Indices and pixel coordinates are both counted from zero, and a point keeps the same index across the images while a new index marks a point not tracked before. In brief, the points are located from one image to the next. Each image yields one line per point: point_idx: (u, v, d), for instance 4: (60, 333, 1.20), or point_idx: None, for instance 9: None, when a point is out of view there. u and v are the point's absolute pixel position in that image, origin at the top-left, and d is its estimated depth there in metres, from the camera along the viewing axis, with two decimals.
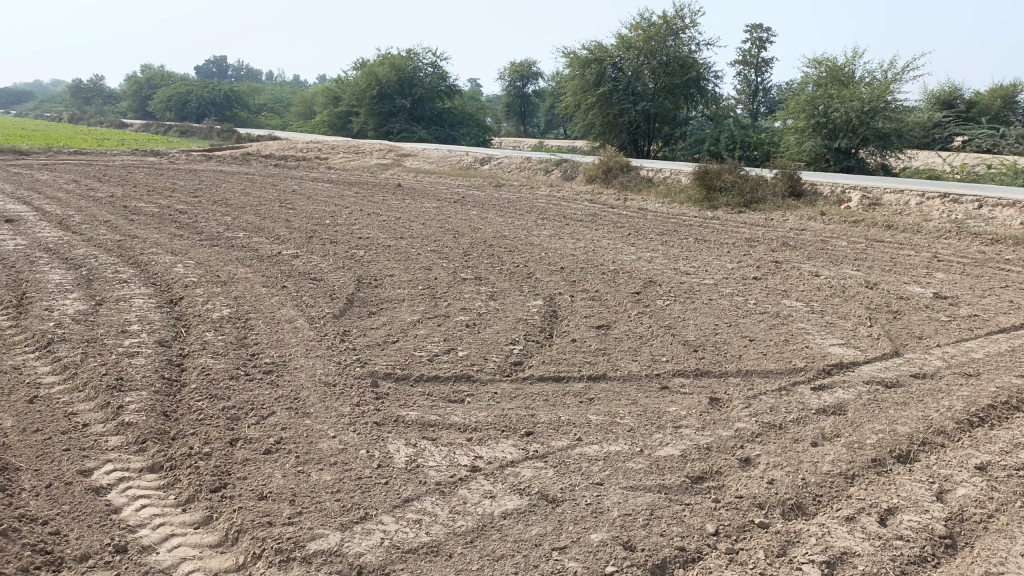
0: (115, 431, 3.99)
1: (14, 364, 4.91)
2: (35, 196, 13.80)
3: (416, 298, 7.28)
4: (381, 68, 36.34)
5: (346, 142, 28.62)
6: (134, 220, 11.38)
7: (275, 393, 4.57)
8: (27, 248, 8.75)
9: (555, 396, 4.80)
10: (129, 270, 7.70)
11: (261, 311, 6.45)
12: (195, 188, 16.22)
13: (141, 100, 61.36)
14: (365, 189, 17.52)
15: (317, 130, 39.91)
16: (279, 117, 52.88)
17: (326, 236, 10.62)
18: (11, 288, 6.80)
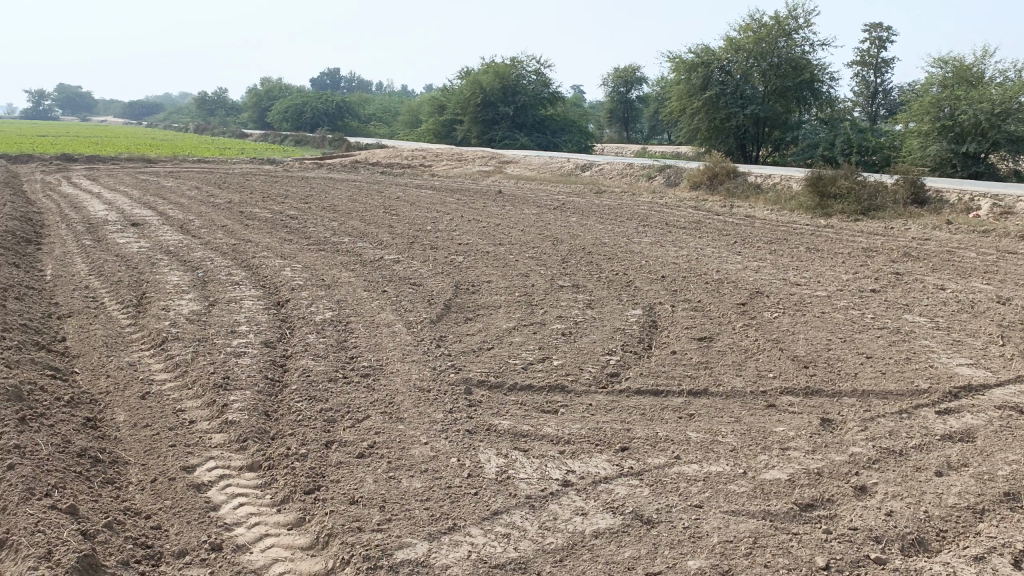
0: (218, 428, 4.13)
1: (132, 361, 5.19)
2: (162, 202, 14.74)
3: (513, 305, 7.24)
4: (485, 76, 36.84)
5: (450, 149, 29.14)
6: (249, 225, 11.93)
7: (371, 396, 4.61)
8: (151, 251, 9.32)
9: (652, 411, 4.63)
10: (241, 273, 8.05)
11: (361, 314, 6.57)
12: (306, 194, 16.90)
13: (260, 112, 64.82)
14: (467, 195, 17.75)
15: (423, 139, 40.90)
16: (387, 126, 54.59)
17: (427, 241, 10.78)
18: (134, 288, 7.23)
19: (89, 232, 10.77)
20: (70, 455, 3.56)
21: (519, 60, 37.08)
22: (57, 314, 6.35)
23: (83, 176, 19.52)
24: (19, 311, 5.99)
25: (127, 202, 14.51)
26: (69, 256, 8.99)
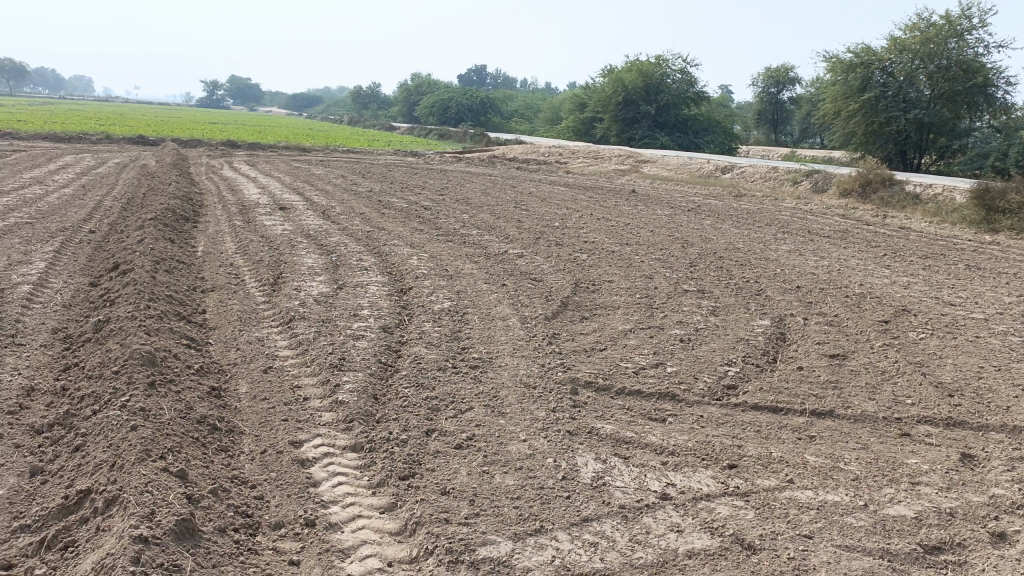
0: (329, 406, 4.27)
1: (260, 336, 5.49)
2: (309, 188, 15.61)
3: (632, 307, 7.06)
4: (629, 74, 36.38)
5: (587, 147, 29.02)
6: (384, 213, 12.38)
7: (477, 388, 4.62)
8: (293, 234, 9.87)
9: (767, 428, 4.35)
10: (370, 259, 8.35)
11: (479, 306, 6.63)
12: (443, 187, 17.34)
13: (409, 106, 67.41)
14: (600, 194, 17.60)
15: (562, 135, 41.02)
16: (528, 122, 55.19)
17: (553, 238, 10.76)
18: (272, 268, 7.67)
19: (242, 213, 11.56)
20: (191, 421, 3.80)
21: (665, 58, 36.29)
22: (202, 287, 6.85)
23: (244, 162, 21.04)
24: (169, 283, 6.51)
25: (278, 187, 15.46)
26: (221, 235, 9.68)
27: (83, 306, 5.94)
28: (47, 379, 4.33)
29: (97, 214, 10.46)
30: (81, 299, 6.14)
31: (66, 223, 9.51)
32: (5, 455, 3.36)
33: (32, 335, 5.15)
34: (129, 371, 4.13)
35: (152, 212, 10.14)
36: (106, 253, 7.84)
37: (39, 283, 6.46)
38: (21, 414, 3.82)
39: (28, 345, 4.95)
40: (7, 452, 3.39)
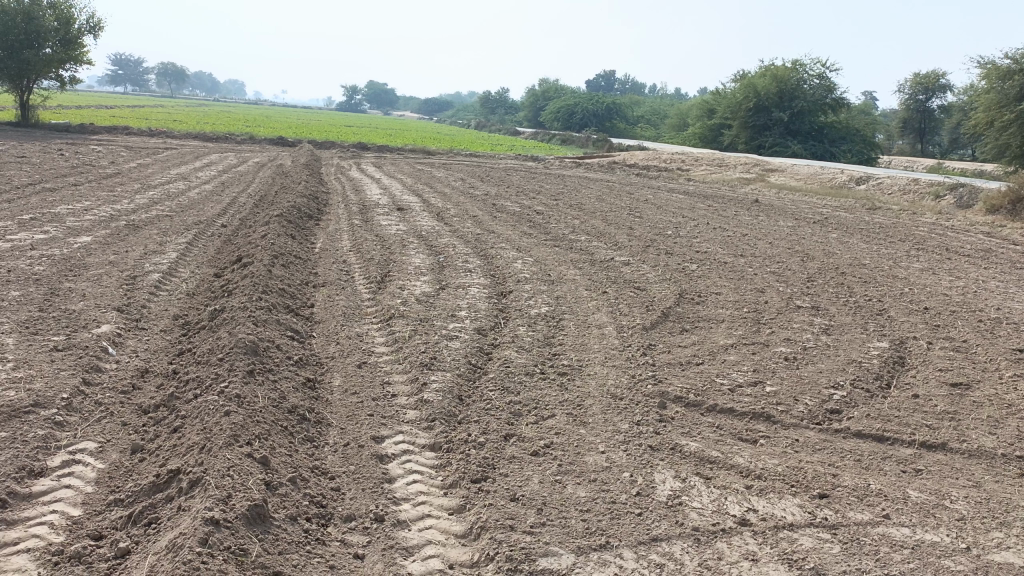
0: (414, 404, 4.35)
1: (360, 331, 5.68)
2: (428, 190, 16.05)
3: (737, 321, 6.78)
4: (762, 80, 35.09)
5: (712, 154, 28.24)
6: (496, 217, 12.55)
7: (561, 395, 4.57)
8: (406, 234, 10.16)
9: (868, 458, 4.05)
10: (475, 261, 8.47)
11: (576, 313, 6.57)
12: (559, 191, 17.36)
13: (536, 111, 68.05)
14: (720, 203, 17.06)
15: (688, 142, 40.13)
16: (654, 128, 54.38)
17: (664, 247, 10.52)
18: (380, 266, 7.93)
19: (361, 212, 12.04)
20: (281, 410, 3.98)
21: (801, 63, 34.69)
22: (313, 282, 7.18)
23: (371, 163, 21.93)
24: (282, 277, 6.87)
25: (399, 188, 15.99)
26: (339, 232, 10.12)
27: (204, 295, 6.39)
28: (161, 363, 4.73)
29: (230, 210, 11.20)
30: (204, 288, 6.60)
31: (202, 217, 10.25)
32: (113, 432, 3.71)
33: (156, 321, 5.61)
34: (231, 360, 4.41)
35: (278, 209, 10.75)
36: (232, 247, 8.39)
37: (169, 272, 7.00)
38: (133, 395, 4.20)
39: (152, 330, 5.39)
40: (115, 429, 3.74)
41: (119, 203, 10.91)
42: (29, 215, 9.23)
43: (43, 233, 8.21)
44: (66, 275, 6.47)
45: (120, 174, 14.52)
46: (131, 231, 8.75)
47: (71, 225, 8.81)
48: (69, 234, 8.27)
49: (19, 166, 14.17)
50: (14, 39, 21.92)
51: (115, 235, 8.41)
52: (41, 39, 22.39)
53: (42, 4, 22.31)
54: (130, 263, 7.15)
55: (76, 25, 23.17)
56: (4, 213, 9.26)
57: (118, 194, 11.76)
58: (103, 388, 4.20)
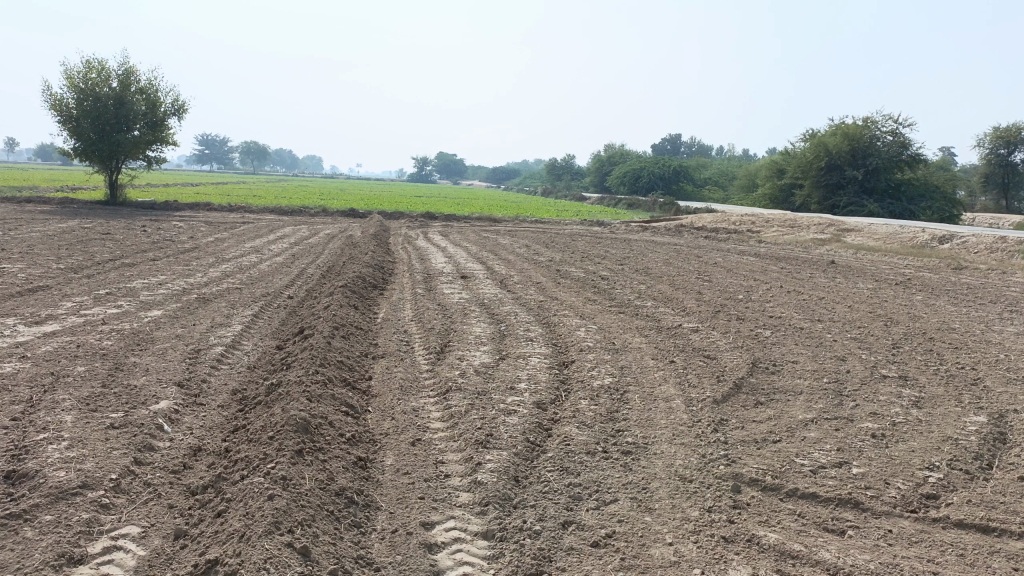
0: (468, 486, 4.11)
1: (415, 406, 5.50)
2: (493, 257, 16.08)
3: (816, 393, 6.33)
4: (833, 138, 34.42)
5: (783, 214, 27.62)
6: (561, 283, 12.39)
7: (624, 477, 4.26)
8: (468, 302, 10.10)
9: (972, 553, 3.59)
10: (537, 330, 8.28)
11: (642, 385, 6.26)
12: (625, 256, 17.13)
13: (602, 176, 68.62)
14: (794, 264, 16.52)
15: (758, 203, 39.54)
16: (723, 190, 53.92)
17: (735, 312, 10.12)
18: (440, 336, 7.81)
19: (425, 281, 12.07)
20: (328, 493, 3.80)
21: (873, 121, 33.93)
22: (373, 354, 7.10)
23: (438, 232, 22.24)
24: (341, 349, 6.80)
25: (464, 256, 16.07)
26: (402, 302, 10.12)
27: (264, 369, 6.36)
28: (214, 441, 4.66)
29: (297, 281, 11.39)
30: (264, 362, 6.58)
31: (269, 289, 10.43)
32: (158, 515, 3.61)
33: (214, 396, 5.58)
34: (280, 439, 4.29)
35: (343, 279, 10.86)
36: (296, 318, 8.44)
37: (232, 345, 7.05)
38: (183, 475, 4.13)
39: (208, 405, 5.35)
40: (160, 512, 3.64)
41: (191, 276, 11.24)
42: (106, 290, 9.55)
43: (116, 308, 8.45)
44: (131, 350, 6.57)
45: (196, 248, 15.06)
46: (200, 304, 8.94)
47: (145, 300, 9.07)
48: (141, 308, 8.49)
49: (104, 243, 14.86)
50: (106, 123, 23.44)
51: (185, 309, 8.60)
52: (131, 122, 23.88)
53: (133, 90, 23.82)
54: (195, 337, 7.24)
55: (162, 108, 24.64)
56: (83, 288, 9.62)
57: (193, 268, 12.14)
58: (153, 468, 4.14)
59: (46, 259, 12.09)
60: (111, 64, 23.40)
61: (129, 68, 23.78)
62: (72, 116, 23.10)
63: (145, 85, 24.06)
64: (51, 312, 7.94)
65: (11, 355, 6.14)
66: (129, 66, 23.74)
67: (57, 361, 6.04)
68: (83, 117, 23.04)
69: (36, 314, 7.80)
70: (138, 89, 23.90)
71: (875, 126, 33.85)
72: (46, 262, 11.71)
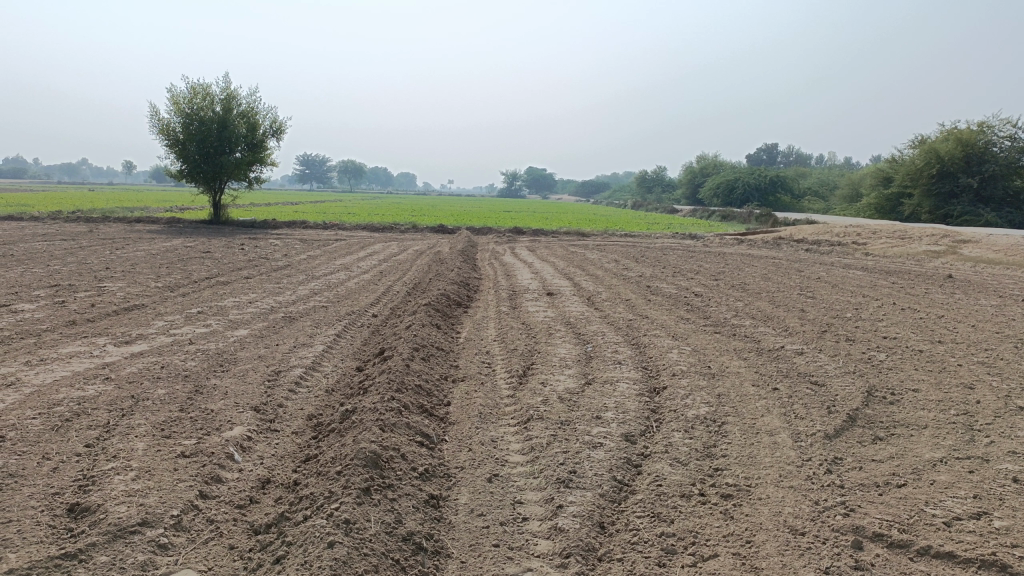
0: (547, 533, 3.71)
1: (494, 437, 5.14)
2: (581, 272, 15.65)
3: (943, 428, 5.59)
4: (945, 143, 32.24)
5: (891, 225, 25.91)
6: (652, 300, 11.83)
7: (724, 528, 3.77)
8: (553, 320, 9.72)
9: None
10: (626, 352, 7.80)
11: (742, 415, 5.70)
12: (720, 271, 16.35)
13: (694, 187, 67.06)
14: (906, 279, 15.33)
15: (862, 213, 37.53)
16: (823, 199, 51.59)
17: (844, 332, 9.32)
18: (524, 358, 7.46)
19: (510, 298, 11.79)
20: (394, 538, 3.49)
21: (989, 125, 31.48)
22: (453, 377, 6.80)
23: (525, 247, 21.98)
24: (420, 372, 6.54)
25: (550, 271, 15.68)
26: (485, 320, 9.86)
27: (341, 393, 6.17)
28: (284, 472, 4.45)
29: (382, 298, 11.31)
30: (342, 385, 6.39)
31: (354, 307, 10.37)
32: (216, 557, 3.38)
33: (289, 421, 5.41)
34: (347, 474, 4.03)
35: (427, 297, 10.67)
36: (378, 338, 8.29)
37: (312, 366, 6.93)
38: (248, 510, 3.92)
39: (282, 432, 5.18)
40: (219, 554, 3.42)
41: (280, 294, 11.35)
42: (197, 308, 9.71)
43: (205, 327, 8.54)
44: (213, 371, 6.53)
45: (288, 266, 15.32)
46: (286, 323, 8.94)
47: (233, 318, 9.14)
48: (228, 327, 8.55)
49: (202, 261, 15.33)
50: (208, 146, 24.47)
51: (270, 328, 8.60)
52: (232, 145, 24.82)
53: (234, 113, 24.74)
54: (276, 358, 7.16)
55: (261, 129, 25.56)
56: (177, 307, 9.83)
57: (283, 286, 12.29)
58: (218, 501, 3.96)
59: (147, 277, 12.51)
60: (214, 89, 24.37)
61: (231, 92, 24.71)
62: (178, 140, 24.23)
63: (245, 109, 25.00)
64: (143, 332, 8.06)
65: (96, 377, 6.19)
66: (231, 90, 24.67)
67: (138, 383, 6.05)
68: (188, 140, 24.12)
69: (127, 334, 7.94)
70: (239, 112, 24.85)
71: (992, 131, 31.39)
72: (146, 281, 12.09)
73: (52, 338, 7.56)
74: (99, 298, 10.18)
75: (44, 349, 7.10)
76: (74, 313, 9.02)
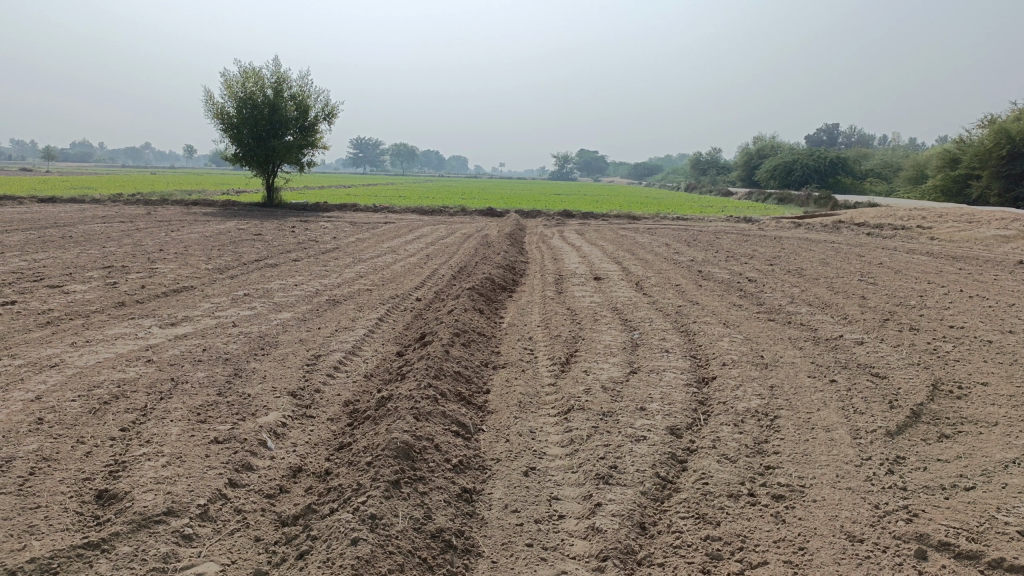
0: (583, 533, 3.51)
1: (533, 427, 4.96)
2: (630, 256, 15.32)
3: (1016, 426, 5.19)
4: (1017, 123, 30.69)
5: (957, 208, 24.79)
6: (703, 285, 11.49)
7: (775, 533, 3.51)
8: (600, 306, 9.48)
9: None
10: (674, 339, 7.52)
11: (796, 409, 5.39)
12: (775, 255, 15.81)
13: (750, 169, 65.58)
14: (974, 264, 14.60)
15: (928, 195, 36.08)
16: (886, 181, 49.84)
17: (907, 321, 8.86)
18: (568, 344, 7.26)
19: (556, 282, 11.59)
20: (423, 535, 3.35)
21: None
22: (494, 364, 6.64)
23: (574, 230, 21.72)
24: (460, 358, 6.39)
25: (598, 255, 15.42)
26: (530, 305, 9.67)
27: (380, 378, 6.06)
28: (317, 460, 4.36)
29: (427, 282, 11.21)
30: (381, 370, 6.29)
31: (399, 290, 10.30)
32: (240, 550, 3.29)
33: (325, 407, 5.32)
34: (377, 465, 3.90)
35: (471, 281, 10.54)
36: (420, 322, 8.18)
37: (352, 350, 6.85)
38: (277, 500, 3.83)
39: (318, 418, 5.09)
40: (244, 546, 3.32)
41: (326, 277, 11.36)
42: (244, 291, 9.77)
43: (249, 309, 8.57)
44: (253, 355, 6.50)
45: (337, 249, 15.38)
46: (329, 306, 8.92)
47: (278, 301, 9.16)
48: (272, 310, 8.56)
49: (253, 243, 15.52)
50: (261, 129, 24.77)
51: (313, 311, 8.57)
52: (284, 127, 25.09)
53: (285, 96, 25.00)
54: (317, 341, 7.10)
55: (313, 113, 25.77)
56: (224, 289, 9.90)
57: (330, 268, 12.31)
58: (247, 491, 3.88)
59: (198, 259, 12.68)
60: (265, 73, 24.64)
61: (281, 75, 24.97)
62: (232, 123, 24.60)
63: (296, 92, 25.22)
64: (188, 314, 8.13)
65: (139, 359, 6.23)
66: (281, 74, 24.93)
67: (179, 366, 6.05)
68: (242, 124, 24.46)
69: (173, 316, 8.00)
70: (290, 95, 25.08)
71: None
72: (197, 263, 12.27)
73: (100, 320, 7.67)
74: (150, 279, 10.34)
75: (91, 330, 7.20)
76: (124, 294, 9.15)
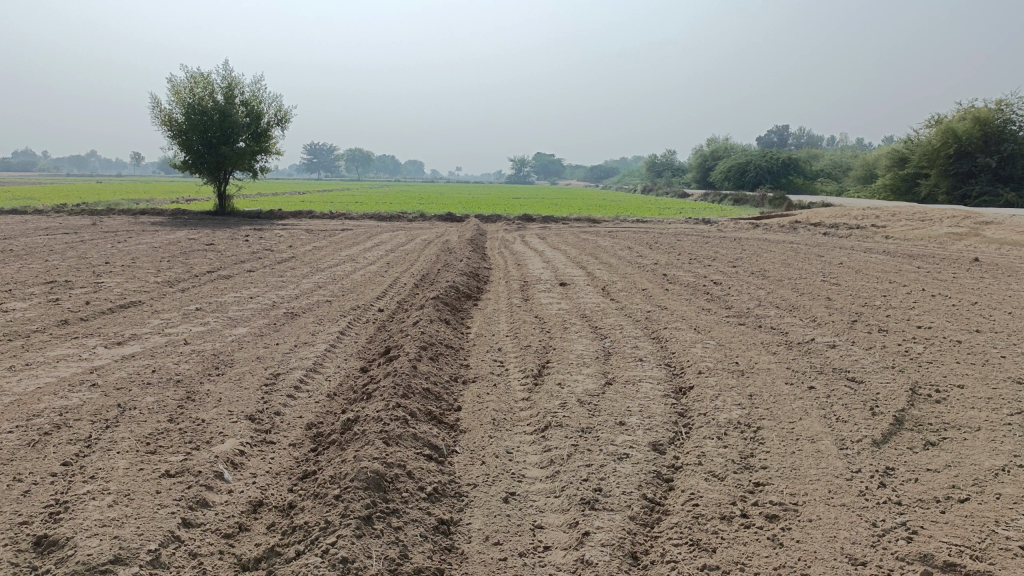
0: (572, 567, 3.26)
1: (509, 447, 4.70)
2: (594, 261, 15.16)
3: (999, 431, 5.11)
4: (962, 123, 31.50)
5: (909, 207, 25.23)
6: (669, 289, 11.35)
7: (774, 558, 3.32)
8: (568, 313, 9.27)
9: None
10: (647, 347, 7.34)
11: (778, 419, 5.23)
12: (737, 257, 15.82)
13: (704, 171, 66.42)
14: (931, 263, 14.81)
15: (878, 194, 36.83)
16: (837, 180, 50.82)
17: (875, 322, 8.82)
18: (539, 355, 7.02)
19: (522, 290, 11.34)
20: None
21: (1008, 103, 30.88)
22: (464, 378, 6.36)
23: (535, 234, 21.53)
24: (428, 373, 6.09)
25: (562, 260, 15.23)
26: (497, 314, 9.42)
27: (344, 398, 5.74)
28: (279, 493, 4.03)
29: (389, 292, 10.87)
30: (345, 389, 5.95)
31: (360, 301, 9.94)
32: None
33: (287, 431, 4.98)
34: (346, 499, 3.61)
35: (435, 290, 10.24)
36: (384, 335, 7.85)
37: (313, 368, 6.49)
38: (236, 541, 3.50)
39: (278, 444, 4.75)
40: None
41: (283, 289, 10.92)
42: (196, 305, 9.31)
43: (202, 325, 8.12)
44: (207, 375, 6.11)
45: (293, 258, 14.91)
46: (288, 320, 8.52)
47: (233, 315, 8.73)
48: (227, 326, 8.13)
49: (205, 254, 14.94)
50: (212, 136, 24.08)
51: (271, 326, 8.16)
52: (235, 134, 24.44)
53: (236, 102, 24.37)
54: (276, 359, 6.73)
55: (265, 119, 25.18)
56: (175, 303, 9.42)
57: (287, 279, 11.87)
58: (202, 531, 3.54)
59: (146, 272, 12.11)
60: (215, 78, 23.98)
61: (232, 80, 24.33)
62: (181, 130, 23.86)
63: (248, 98, 24.61)
64: (137, 332, 7.66)
65: (83, 383, 5.79)
66: (232, 79, 24.29)
67: (126, 390, 5.63)
68: (191, 131, 23.73)
69: (120, 334, 7.53)
70: (241, 101, 24.45)
71: (1010, 109, 30.86)
72: (146, 276, 11.70)
73: (41, 340, 7.17)
74: (95, 295, 9.80)
75: (30, 352, 6.72)
76: (67, 311, 8.62)
